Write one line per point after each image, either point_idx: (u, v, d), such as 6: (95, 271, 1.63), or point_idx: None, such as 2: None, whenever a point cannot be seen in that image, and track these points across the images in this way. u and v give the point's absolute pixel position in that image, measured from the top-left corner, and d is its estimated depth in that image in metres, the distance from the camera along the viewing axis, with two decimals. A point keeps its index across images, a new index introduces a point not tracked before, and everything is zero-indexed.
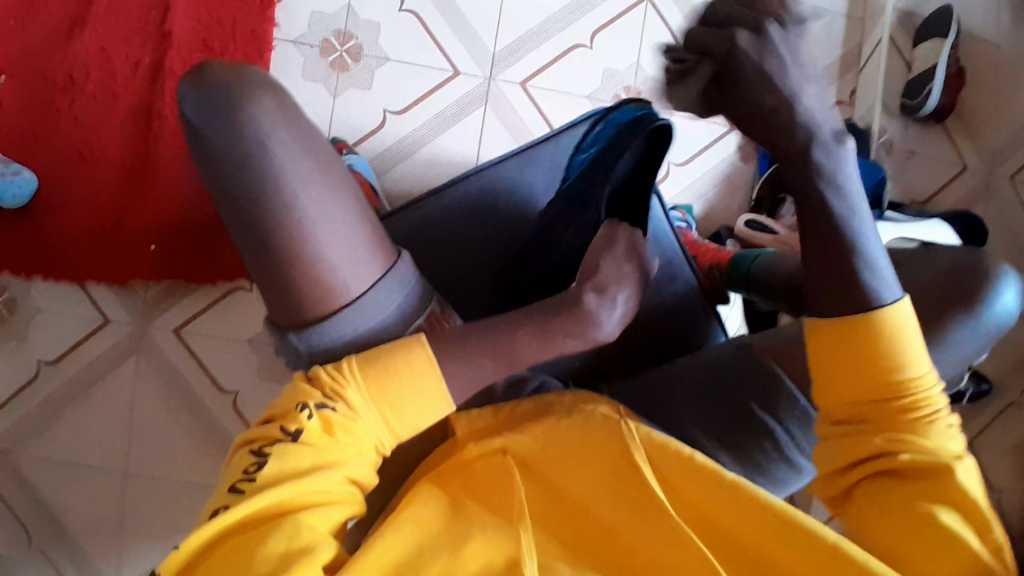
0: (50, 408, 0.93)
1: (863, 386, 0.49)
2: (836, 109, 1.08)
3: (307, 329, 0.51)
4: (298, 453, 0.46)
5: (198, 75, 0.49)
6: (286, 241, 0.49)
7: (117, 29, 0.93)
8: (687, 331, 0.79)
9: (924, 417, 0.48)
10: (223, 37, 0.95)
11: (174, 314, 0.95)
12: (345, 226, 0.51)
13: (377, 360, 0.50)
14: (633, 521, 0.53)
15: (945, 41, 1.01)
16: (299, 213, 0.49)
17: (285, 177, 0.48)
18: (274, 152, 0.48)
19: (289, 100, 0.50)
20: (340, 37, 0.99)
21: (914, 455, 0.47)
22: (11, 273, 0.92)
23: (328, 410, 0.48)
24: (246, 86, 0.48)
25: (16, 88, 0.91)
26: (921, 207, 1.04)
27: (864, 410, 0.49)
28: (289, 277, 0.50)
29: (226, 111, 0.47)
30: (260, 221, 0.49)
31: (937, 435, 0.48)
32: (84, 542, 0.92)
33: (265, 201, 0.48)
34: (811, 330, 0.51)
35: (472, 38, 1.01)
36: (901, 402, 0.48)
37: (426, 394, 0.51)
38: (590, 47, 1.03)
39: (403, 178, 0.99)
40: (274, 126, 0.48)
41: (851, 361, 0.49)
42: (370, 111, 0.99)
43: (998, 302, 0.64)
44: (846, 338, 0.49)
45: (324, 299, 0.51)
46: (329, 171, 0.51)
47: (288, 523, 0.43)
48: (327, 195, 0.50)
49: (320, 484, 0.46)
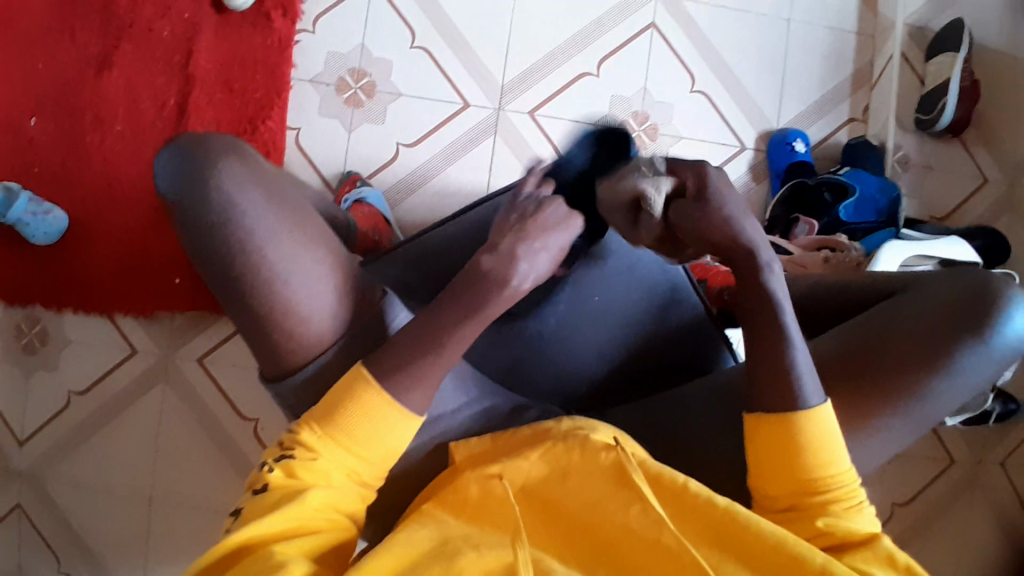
0: (79, 436, 0.97)
1: (792, 476, 0.55)
2: (849, 127, 1.07)
3: (289, 376, 0.57)
4: (264, 499, 0.50)
5: (175, 146, 0.55)
6: (262, 294, 0.53)
7: (143, 74, 0.99)
8: (696, 356, 0.79)
9: (847, 503, 0.54)
10: (243, 79, 1.00)
11: (196, 343, 0.99)
12: (316, 269, 0.55)
13: (330, 396, 0.54)
14: (631, 539, 0.54)
15: (957, 55, 1.00)
16: (269, 270, 0.53)
17: (253, 237, 0.52)
18: (243, 214, 0.52)
19: (256, 163, 0.55)
20: (354, 75, 1.03)
21: (844, 533, 0.52)
22: (45, 305, 0.97)
23: (288, 459, 0.52)
24: (210, 156, 0.53)
25: (49, 133, 0.98)
26: (941, 222, 1.02)
27: (795, 499, 0.55)
28: (270, 324, 0.54)
29: (197, 176, 0.52)
30: (242, 273, 0.53)
31: (863, 517, 0.54)
32: (110, 566, 0.95)
33: (241, 257, 0.52)
34: (751, 423, 0.58)
35: (480, 71, 1.04)
36: (828, 492, 0.54)
37: (380, 415, 0.53)
38: (597, 75, 1.05)
39: (414, 208, 1.02)
40: (239, 190, 0.52)
41: (783, 459, 0.56)
42: (383, 143, 1.02)
43: (1007, 327, 0.62)
44: (780, 437, 0.56)
45: (302, 347, 0.56)
46: (297, 225, 0.55)
47: (261, 552, 0.46)
48: (296, 249, 0.54)
49: (293, 519, 0.49)
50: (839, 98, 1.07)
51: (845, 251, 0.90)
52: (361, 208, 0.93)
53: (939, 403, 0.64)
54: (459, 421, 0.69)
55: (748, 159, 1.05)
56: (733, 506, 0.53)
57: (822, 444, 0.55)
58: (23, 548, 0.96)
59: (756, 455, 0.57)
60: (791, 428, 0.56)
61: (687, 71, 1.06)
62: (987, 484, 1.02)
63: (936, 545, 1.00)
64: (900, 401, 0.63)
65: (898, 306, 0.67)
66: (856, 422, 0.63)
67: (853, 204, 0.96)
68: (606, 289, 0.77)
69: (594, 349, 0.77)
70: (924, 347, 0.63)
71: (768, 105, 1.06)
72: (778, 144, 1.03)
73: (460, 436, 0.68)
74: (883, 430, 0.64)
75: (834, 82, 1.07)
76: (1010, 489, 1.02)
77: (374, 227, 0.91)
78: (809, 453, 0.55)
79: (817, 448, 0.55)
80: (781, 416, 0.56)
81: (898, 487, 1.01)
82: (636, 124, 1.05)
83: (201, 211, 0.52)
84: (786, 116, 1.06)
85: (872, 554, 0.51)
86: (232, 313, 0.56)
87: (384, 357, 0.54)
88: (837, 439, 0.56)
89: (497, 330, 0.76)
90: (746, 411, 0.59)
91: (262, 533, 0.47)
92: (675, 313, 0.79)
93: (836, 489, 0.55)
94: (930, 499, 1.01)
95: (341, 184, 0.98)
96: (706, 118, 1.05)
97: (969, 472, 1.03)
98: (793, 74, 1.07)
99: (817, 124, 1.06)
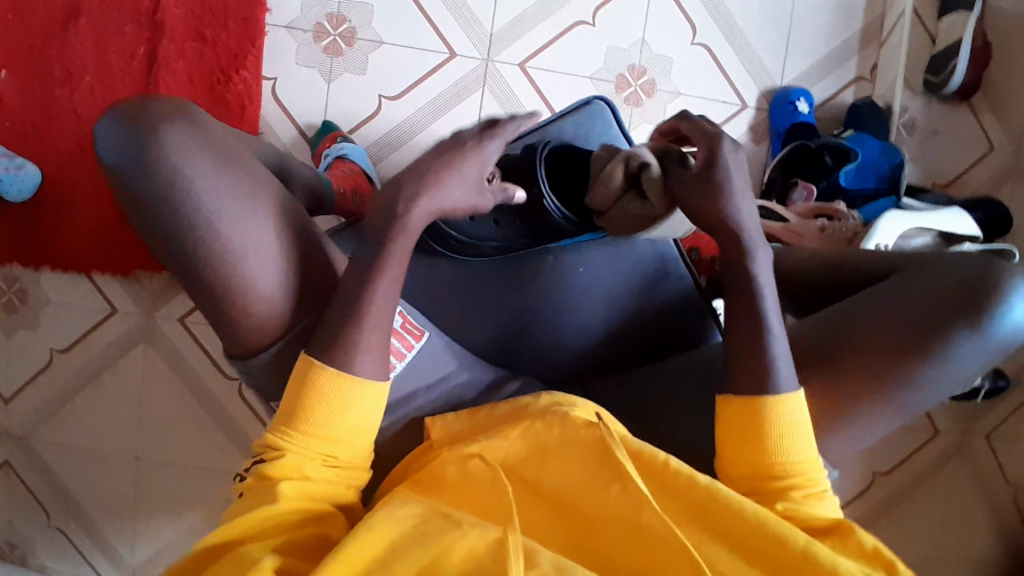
0: (62, 395, 0.96)
1: (757, 460, 0.55)
2: (856, 86, 1.02)
3: (252, 355, 0.55)
4: (241, 502, 0.51)
5: (120, 113, 0.52)
6: (218, 270, 0.51)
7: (109, 20, 0.93)
8: (682, 330, 0.77)
9: (810, 489, 0.55)
10: (216, 25, 0.94)
11: (176, 304, 0.97)
12: (275, 243, 0.53)
13: (291, 391, 0.52)
14: (615, 520, 0.53)
15: (969, 15, 0.95)
16: (222, 246, 0.50)
17: (205, 211, 0.50)
18: (193, 185, 0.50)
19: (207, 130, 0.52)
20: (333, 21, 0.97)
21: (807, 518, 0.53)
22: (21, 264, 0.94)
23: (260, 461, 0.52)
24: (158, 125, 0.50)
25: (14, 84, 0.92)
26: (943, 190, 1.00)
27: (759, 482, 0.56)
28: (229, 301, 0.52)
29: (142, 147, 0.50)
30: (198, 251, 0.51)
31: (824, 504, 0.55)
32: (103, 521, 0.97)
33: (194, 233, 0.50)
34: (722, 406, 0.58)
35: (468, 18, 0.98)
36: (790, 477, 0.55)
37: (343, 396, 0.52)
38: (592, 24, 0.99)
39: (398, 166, 0.98)
40: (188, 159, 0.50)
41: (750, 442, 0.56)
42: (366, 96, 0.97)
43: (1006, 315, 0.61)
44: (751, 422, 0.56)
45: (265, 324, 0.54)
46: (253, 195, 0.52)
47: (232, 552, 0.46)
48: (252, 223, 0.51)
49: (266, 517, 0.48)
50: (847, 54, 1.02)
51: (843, 220, 0.88)
52: (342, 165, 0.88)
53: (928, 389, 0.62)
54: (434, 397, 0.68)
55: (748, 117, 1.01)
56: (712, 491, 0.53)
57: (791, 430, 0.55)
58: (14, 504, 0.97)
59: (724, 437, 0.58)
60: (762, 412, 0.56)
61: (688, 21, 1.00)
62: (968, 454, 1.05)
63: (914, 509, 1.04)
64: (889, 387, 0.62)
65: (891, 289, 0.65)
66: (841, 410, 0.62)
67: (854, 170, 0.93)
68: (588, 260, 0.75)
69: (578, 324, 0.75)
70: (918, 333, 0.61)
71: (772, 61, 1.01)
72: (780, 104, 0.99)
73: (434, 413, 0.67)
74: (866, 417, 0.63)
75: (843, 37, 1.02)
76: (992, 456, 1.05)
77: (354, 187, 0.86)
78: (776, 438, 0.55)
79: (783, 432, 0.55)
80: (756, 405, 0.56)
81: (880, 455, 1.04)
82: (633, 78, 1.00)
83: (160, 195, 0.50)
84: (790, 73, 1.02)
85: (842, 545, 0.51)
86: (189, 289, 0.54)
87: (360, 347, 0.52)
88: (804, 426, 0.56)
89: (483, 303, 0.75)
90: (719, 392, 0.60)
91: (235, 534, 0.47)
92: (666, 288, 0.77)
93: (798, 475, 0.55)
94: (910, 468, 1.04)
95: (321, 141, 0.93)
96: (706, 73, 1.00)
97: (955, 442, 1.05)
98: (799, 28, 1.01)
99: (823, 82, 1.02)
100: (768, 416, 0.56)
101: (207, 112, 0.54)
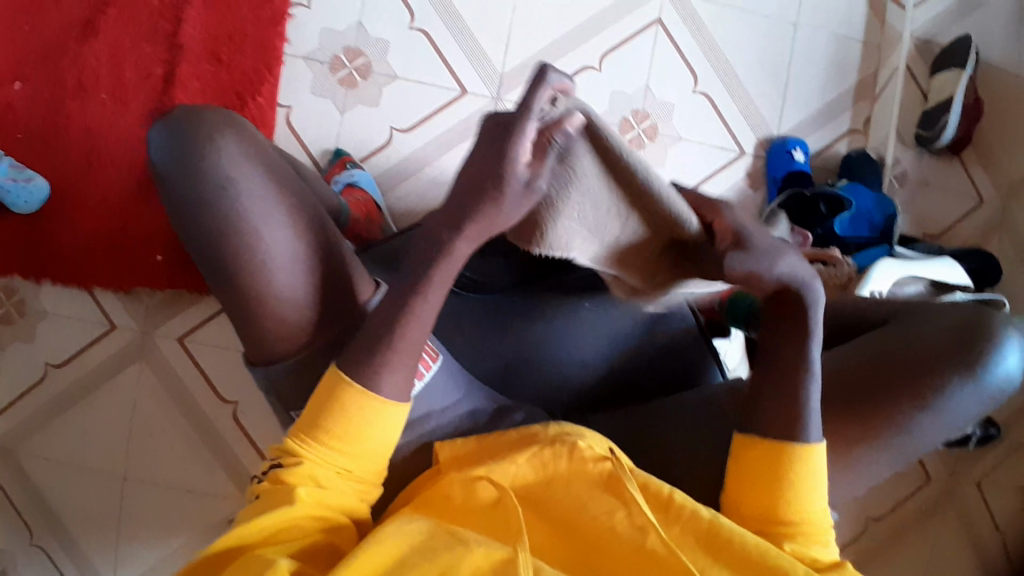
0: (52, 410, 0.95)
1: (766, 500, 0.56)
2: (850, 137, 1.07)
3: (278, 363, 0.57)
4: (255, 506, 0.52)
5: (172, 119, 0.54)
6: (253, 277, 0.53)
7: (129, 40, 0.95)
8: (684, 364, 0.79)
9: (814, 533, 0.56)
10: (234, 50, 0.97)
11: (176, 323, 0.97)
12: (311, 258, 0.55)
13: (314, 401, 0.53)
14: (621, 548, 0.53)
15: (962, 72, 1.02)
16: (262, 256, 0.53)
17: (247, 218, 0.52)
18: (239, 195, 0.52)
19: (256, 143, 0.55)
20: (349, 54, 1.00)
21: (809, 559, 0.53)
22: (22, 276, 0.94)
23: (277, 468, 0.53)
24: (213, 135, 0.53)
25: (28, 96, 0.94)
26: (934, 240, 1.04)
27: (767, 520, 0.56)
28: (258, 308, 0.55)
29: (190, 152, 0.52)
30: (237, 255, 0.53)
31: (825, 547, 0.56)
32: (86, 541, 0.95)
33: (236, 239, 0.52)
34: (739, 444, 0.59)
35: (480, 58, 1.01)
36: (796, 519, 0.55)
37: (369, 412, 0.52)
38: (599, 69, 1.03)
39: (407, 195, 1.00)
40: (238, 169, 0.52)
41: (761, 475, 0.57)
42: (376, 128, 1.00)
43: (997, 363, 0.63)
44: (763, 456, 0.57)
45: (291, 336, 0.56)
46: (295, 210, 0.55)
47: (245, 555, 0.47)
48: (292, 239, 0.54)
49: (279, 524, 0.49)
50: (840, 108, 1.07)
51: (837, 265, 0.85)
52: (353, 192, 0.90)
53: (926, 433, 0.63)
54: (445, 422, 0.68)
55: (746, 164, 1.05)
56: (718, 522, 0.53)
57: (802, 473, 0.56)
58: None
59: (737, 475, 0.59)
60: (779, 453, 0.57)
61: (690, 70, 1.05)
62: (960, 502, 1.06)
63: (906, 557, 1.04)
64: (890, 430, 0.62)
65: (894, 330, 0.68)
66: (847, 445, 0.63)
67: (848, 218, 0.97)
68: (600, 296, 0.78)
69: (580, 357, 0.76)
70: (919, 376, 0.63)
71: (770, 111, 1.06)
72: (778, 152, 1.03)
73: (445, 436, 0.67)
74: (871, 458, 0.64)
75: (834, 91, 1.07)
76: (984, 505, 1.06)
77: (367, 214, 0.89)
78: (788, 480, 0.56)
79: (795, 475, 0.56)
80: (771, 441, 0.57)
81: (873, 500, 1.05)
82: (636, 122, 1.03)
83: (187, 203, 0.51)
84: (787, 122, 1.06)
85: None
86: (221, 295, 0.56)
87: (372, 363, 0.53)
88: (816, 472, 0.57)
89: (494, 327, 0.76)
90: (738, 430, 0.60)
91: (246, 539, 0.49)
92: (667, 326, 0.78)
93: (803, 519, 0.56)
94: (902, 514, 1.05)
95: (331, 165, 0.95)
96: (706, 120, 1.04)
97: (948, 490, 1.06)
98: (796, 82, 1.07)
99: (818, 132, 1.07)
100: (783, 456, 0.56)
101: (256, 126, 0.57)
